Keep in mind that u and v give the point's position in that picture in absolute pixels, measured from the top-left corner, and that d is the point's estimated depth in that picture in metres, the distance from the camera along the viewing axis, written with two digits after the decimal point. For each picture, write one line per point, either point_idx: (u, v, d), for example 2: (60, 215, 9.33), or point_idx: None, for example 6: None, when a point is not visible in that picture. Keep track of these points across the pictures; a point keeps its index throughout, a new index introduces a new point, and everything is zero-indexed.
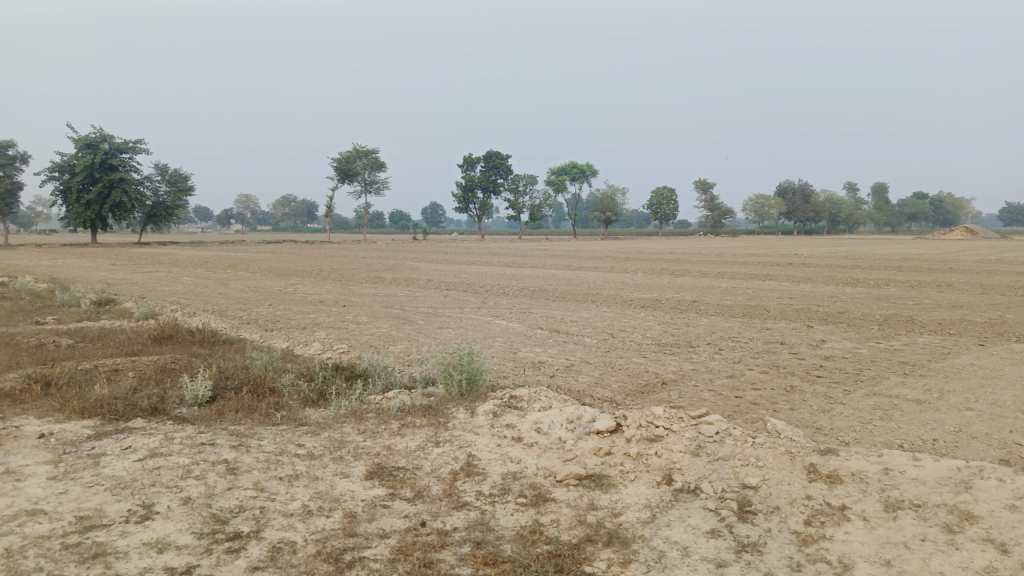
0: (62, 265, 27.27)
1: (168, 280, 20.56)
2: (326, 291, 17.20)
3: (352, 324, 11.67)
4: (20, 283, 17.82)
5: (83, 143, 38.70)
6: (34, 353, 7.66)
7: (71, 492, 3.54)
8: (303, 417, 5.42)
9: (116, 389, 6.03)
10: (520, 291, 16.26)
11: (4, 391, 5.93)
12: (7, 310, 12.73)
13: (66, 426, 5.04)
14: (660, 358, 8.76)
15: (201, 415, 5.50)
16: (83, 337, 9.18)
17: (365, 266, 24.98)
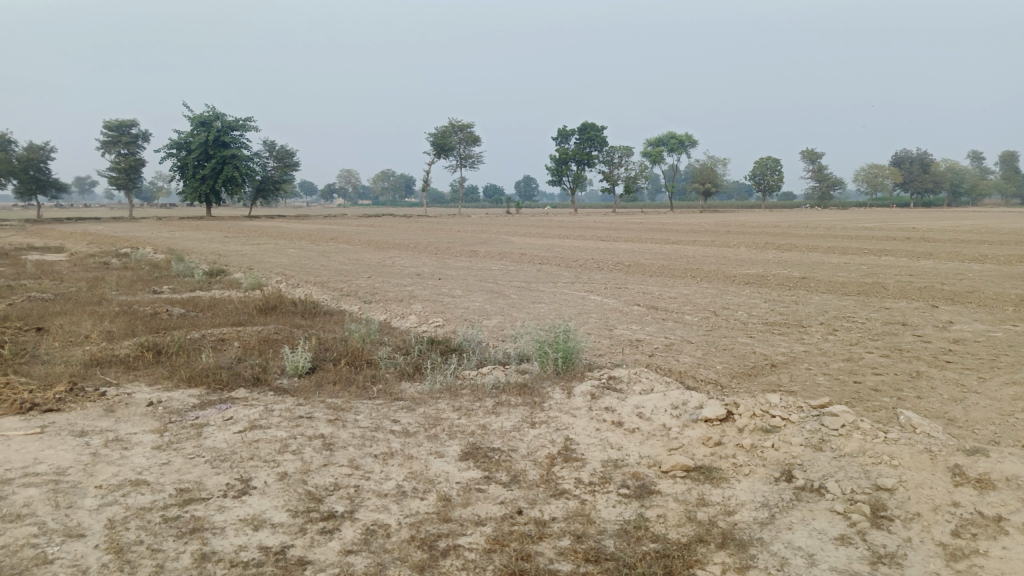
0: (180, 236, 28.91)
1: (274, 252, 21.39)
2: (422, 263, 17.39)
3: (447, 297, 11.67)
4: (142, 253, 18.98)
5: (198, 121, 40.69)
6: (150, 322, 8.02)
7: (173, 464, 3.57)
8: (398, 391, 5.35)
9: (221, 358, 6.18)
10: (616, 266, 15.87)
11: (120, 358, 6.18)
12: (129, 280, 13.51)
13: (173, 395, 5.16)
14: (767, 339, 8.25)
15: (299, 386, 5.53)
16: (195, 306, 9.60)
17: (460, 239, 25.14)
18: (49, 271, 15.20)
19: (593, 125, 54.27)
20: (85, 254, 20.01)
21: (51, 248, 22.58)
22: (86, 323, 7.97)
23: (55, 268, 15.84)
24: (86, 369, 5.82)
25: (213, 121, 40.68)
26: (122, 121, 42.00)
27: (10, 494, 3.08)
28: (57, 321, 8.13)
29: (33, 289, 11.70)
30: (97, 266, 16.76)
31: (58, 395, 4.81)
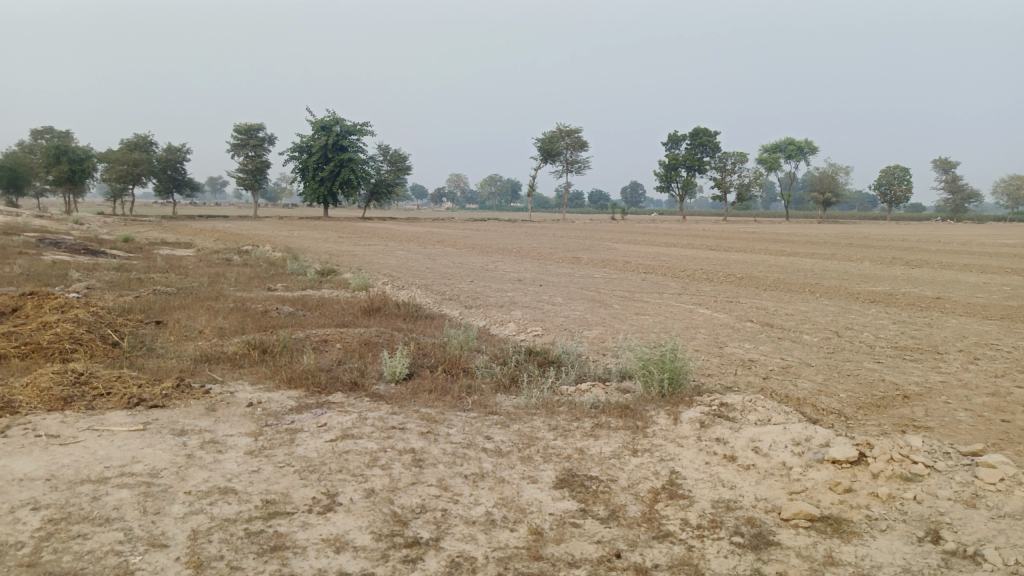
0: (297, 236, 30.19)
1: (383, 253, 21.90)
2: (526, 269, 17.26)
3: (549, 304, 11.43)
4: (261, 251, 19.92)
5: (319, 125, 42.49)
6: (259, 320, 8.20)
7: (262, 472, 3.49)
8: (493, 405, 5.13)
9: (321, 360, 6.17)
10: (727, 278, 15.11)
11: (227, 355, 6.31)
12: (246, 277, 14.08)
13: (272, 396, 5.16)
14: (898, 366, 7.48)
15: (395, 393, 5.42)
16: (303, 305, 9.79)
17: (564, 245, 24.90)
18: (176, 265, 16.11)
19: (705, 131, 52.60)
20: (210, 251, 21.17)
21: (182, 244, 24.09)
22: (201, 318, 8.25)
23: (182, 263, 16.78)
24: (195, 366, 5.95)
25: (332, 126, 42.32)
26: (250, 125, 44.46)
27: (103, 495, 3.07)
28: (176, 315, 8.47)
29: (160, 283, 12.40)
30: (220, 262, 17.70)
31: (165, 391, 4.90)
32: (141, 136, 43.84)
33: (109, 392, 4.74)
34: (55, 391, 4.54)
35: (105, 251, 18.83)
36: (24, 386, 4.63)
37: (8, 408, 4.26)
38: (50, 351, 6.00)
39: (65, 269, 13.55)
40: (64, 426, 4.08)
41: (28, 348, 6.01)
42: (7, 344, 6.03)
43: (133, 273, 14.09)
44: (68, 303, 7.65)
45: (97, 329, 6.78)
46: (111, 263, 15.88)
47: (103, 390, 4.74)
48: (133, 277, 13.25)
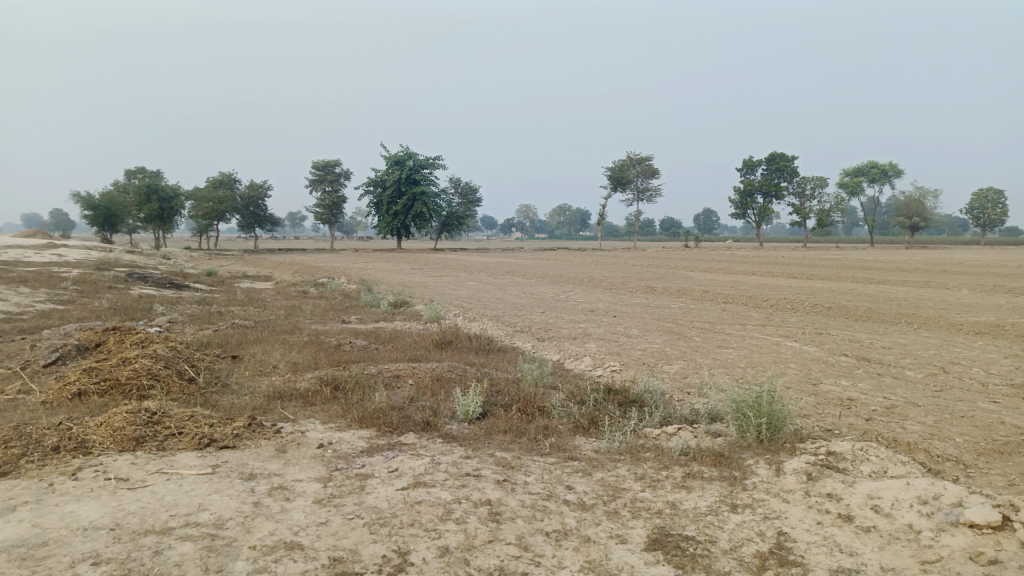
0: (371, 268, 30.65)
1: (454, 285, 21.89)
2: (599, 299, 16.87)
3: (625, 337, 11.00)
4: (336, 283, 20.24)
5: (393, 160, 43.39)
6: (332, 354, 8.10)
7: (331, 524, 3.25)
8: (572, 449, 4.79)
9: (392, 397, 5.96)
10: (813, 308, 14.32)
11: (299, 391, 6.18)
12: (321, 309, 14.21)
13: (343, 435, 4.97)
14: (1018, 406, 6.76)
15: (469, 433, 5.14)
16: (375, 338, 9.70)
17: (636, 274, 24.34)
18: (254, 298, 16.46)
19: (782, 156, 51.14)
20: (288, 283, 21.63)
21: (261, 277, 24.76)
22: (276, 353, 8.23)
23: (260, 296, 17.16)
24: (267, 403, 5.85)
25: (406, 160, 43.14)
26: (327, 161, 45.84)
27: (165, 550, 2.90)
28: (251, 349, 8.48)
29: (239, 316, 12.62)
30: (297, 294, 18.01)
31: (235, 431, 4.78)
32: (226, 174, 45.81)
33: (181, 432, 4.66)
34: (128, 430, 4.49)
35: (189, 285, 19.46)
36: (98, 426, 4.60)
37: (82, 449, 4.22)
38: (128, 387, 6.03)
39: (150, 303, 13.99)
40: (134, 468, 3.98)
41: (108, 384, 6.05)
42: (88, 381, 6.10)
43: (214, 306, 14.41)
44: (149, 338, 7.76)
45: (174, 365, 6.81)
46: (194, 296, 16.36)
47: (175, 430, 4.66)
48: (214, 310, 13.56)
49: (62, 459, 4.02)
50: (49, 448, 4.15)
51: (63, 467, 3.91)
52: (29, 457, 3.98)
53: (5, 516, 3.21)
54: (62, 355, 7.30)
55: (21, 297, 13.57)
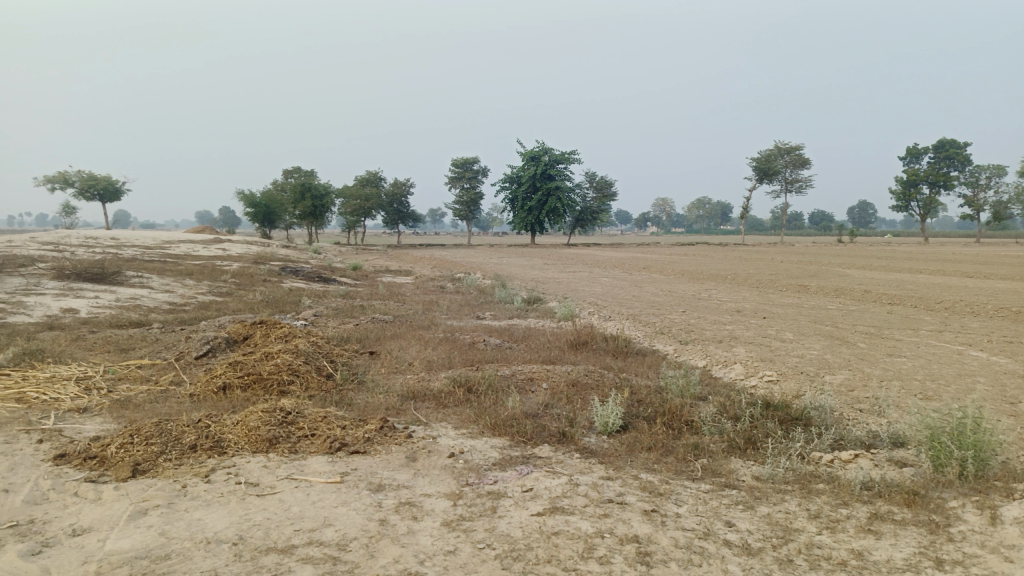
0: (505, 263, 30.76)
1: (589, 281, 21.39)
2: (745, 299, 15.79)
3: (777, 341, 10.07)
4: (472, 278, 20.35)
5: (529, 155, 43.45)
6: (466, 352, 7.88)
7: (460, 554, 2.91)
8: (727, 475, 4.21)
9: (527, 399, 5.59)
10: (998, 312, 12.58)
11: (432, 392, 5.92)
12: (458, 304, 14.21)
13: (475, 441, 4.65)
14: None
15: (609, 448, 4.66)
16: (510, 336, 9.42)
17: (785, 271, 22.72)
18: (394, 292, 16.79)
19: (951, 141, 46.31)
20: (427, 278, 22.05)
21: (401, 271, 25.42)
22: (411, 349, 8.12)
23: (400, 290, 17.50)
24: (400, 402, 5.66)
25: (542, 155, 43.00)
26: (466, 158, 46.54)
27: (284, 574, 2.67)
28: (388, 345, 8.45)
29: (378, 310, 12.82)
30: (435, 289, 18.22)
31: (367, 434, 4.57)
32: (372, 172, 47.85)
33: (314, 434, 4.53)
34: (262, 431, 4.41)
35: (335, 278, 20.24)
36: (235, 424, 4.56)
37: (217, 448, 4.18)
38: (269, 382, 6.08)
39: (299, 296, 14.56)
40: (265, 472, 3.86)
41: (250, 379, 6.14)
42: (233, 375, 6.22)
43: (356, 300, 14.79)
44: (292, 332, 7.90)
45: (313, 361, 6.82)
46: (339, 290, 16.93)
47: (308, 432, 4.54)
48: (356, 303, 13.93)
49: (198, 459, 3.99)
50: (187, 446, 4.13)
51: (198, 467, 3.87)
52: (168, 456, 3.98)
53: (136, 521, 3.14)
54: (213, 348, 7.56)
55: (186, 289, 14.56)
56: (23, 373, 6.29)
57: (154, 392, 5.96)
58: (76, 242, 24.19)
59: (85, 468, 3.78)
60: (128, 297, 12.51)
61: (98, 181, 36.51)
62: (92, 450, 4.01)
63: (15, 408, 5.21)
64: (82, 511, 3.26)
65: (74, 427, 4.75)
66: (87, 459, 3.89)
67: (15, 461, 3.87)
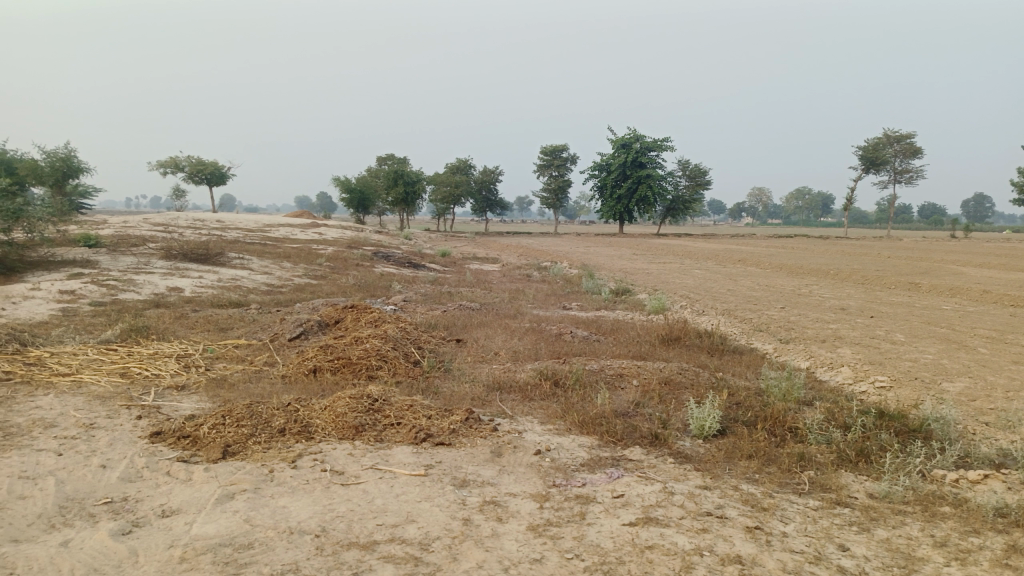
0: (593, 252, 30.37)
1: (680, 273, 20.78)
2: (848, 296, 14.89)
3: (886, 343, 9.37)
4: (559, 267, 20.13)
5: (621, 143, 42.67)
6: (553, 342, 7.69)
7: (547, 564, 2.73)
8: (837, 492, 3.86)
9: (617, 396, 5.35)
10: None
11: (518, 383, 5.71)
12: (544, 294, 14.04)
13: (562, 438, 4.46)
14: None
15: (705, 454, 4.37)
16: (598, 329, 9.16)
17: (893, 267, 21.34)
18: (482, 280, 16.79)
19: None
20: (515, 266, 21.99)
21: (489, 259, 25.50)
22: (498, 338, 8.00)
23: (487, 278, 17.48)
24: (486, 393, 5.54)
25: (633, 142, 42.15)
26: (556, 146, 46.06)
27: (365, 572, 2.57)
28: (474, 333, 8.37)
29: (465, 297, 12.82)
30: (522, 277, 18.13)
31: (452, 425, 4.43)
32: (462, 160, 48.20)
33: (400, 423, 4.43)
34: (349, 418, 4.35)
35: (424, 264, 20.47)
36: (323, 409, 4.53)
37: (305, 433, 4.15)
38: (358, 367, 6.09)
39: (389, 281, 14.77)
40: (350, 461, 3.79)
41: (340, 363, 6.17)
42: (324, 358, 6.28)
43: (444, 286, 14.87)
44: (381, 317, 7.94)
45: (402, 347, 6.80)
46: (428, 276, 17.08)
47: (393, 420, 4.44)
48: (444, 290, 13.98)
49: (285, 443, 3.97)
50: (276, 429, 4.13)
51: (285, 452, 3.85)
52: (257, 438, 3.98)
53: (223, 506, 3.12)
54: (305, 330, 7.69)
55: (283, 271, 15.02)
56: (129, 349, 6.57)
57: (248, 372, 6.08)
58: (185, 225, 25.51)
59: (178, 448, 3.83)
60: (229, 278, 13.00)
61: (206, 166, 38.38)
62: (186, 430, 4.07)
63: (120, 383, 5.42)
64: (172, 491, 3.29)
65: (171, 405, 4.87)
66: (180, 439, 3.95)
67: (115, 437, 3.98)
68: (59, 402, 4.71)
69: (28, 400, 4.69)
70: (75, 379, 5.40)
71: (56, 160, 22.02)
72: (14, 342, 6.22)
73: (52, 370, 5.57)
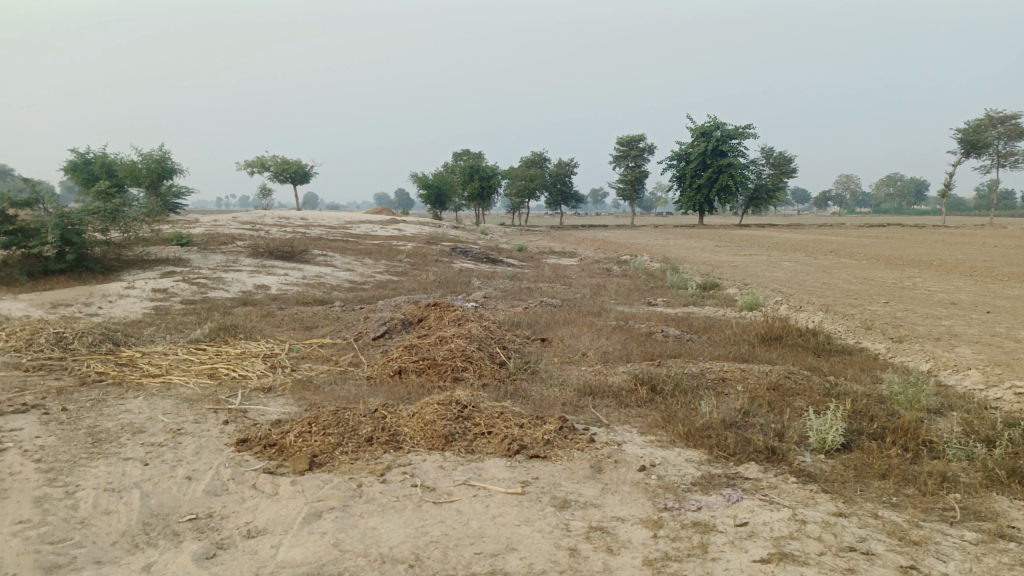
0: (674, 244, 29.45)
1: (769, 265, 19.81)
2: (959, 289, 13.75)
3: (1013, 342, 8.47)
4: (641, 261, 19.54)
5: (700, 131, 41.42)
6: (644, 340, 7.25)
7: None
8: (995, 521, 3.33)
9: (722, 403, 4.91)
10: None
11: (612, 388, 5.30)
12: (628, 289, 13.55)
13: (667, 451, 4.07)
14: None
15: (829, 473, 3.90)
16: (690, 326, 8.66)
17: (1005, 258, 19.71)
18: (562, 275, 16.42)
19: None
20: (594, 260, 21.51)
21: (568, 253, 25.07)
22: (586, 336, 7.64)
23: (566, 272, 17.09)
24: (579, 397, 5.19)
25: (713, 130, 40.79)
26: (632, 136, 45.11)
27: None
28: (560, 331, 8.03)
29: (546, 293, 12.49)
30: (602, 272, 17.66)
31: (547, 436, 4.05)
32: (537, 154, 47.74)
33: (491, 431, 4.06)
34: (438, 425, 4.03)
35: (502, 259, 20.24)
36: (410, 415, 4.27)
37: (393, 442, 3.89)
38: (443, 369, 5.84)
39: (469, 276, 14.59)
40: (440, 475, 3.49)
41: (425, 364, 5.94)
42: (409, 359, 6.08)
43: (524, 282, 14.58)
44: (465, 315, 7.69)
45: (487, 347, 6.51)
46: (507, 271, 16.86)
47: (485, 429, 4.07)
48: (524, 286, 13.69)
49: (373, 454, 3.72)
50: (363, 438, 3.89)
51: (373, 464, 3.60)
52: (344, 448, 3.76)
53: (310, 526, 2.91)
54: (389, 329, 7.53)
55: (365, 268, 15.08)
56: (218, 349, 6.56)
57: (333, 374, 5.94)
58: (271, 223, 26.13)
59: (264, 457, 3.65)
60: (313, 276, 13.09)
61: (290, 166, 39.41)
62: (272, 438, 3.90)
63: (208, 385, 5.36)
64: (258, 507, 3.10)
65: (258, 408, 4.74)
66: (266, 448, 3.78)
67: (201, 445, 3.86)
68: (148, 406, 4.66)
69: (119, 403, 4.65)
70: (165, 380, 5.38)
71: (152, 162, 22.85)
72: (108, 341, 6.30)
73: (143, 371, 5.57)
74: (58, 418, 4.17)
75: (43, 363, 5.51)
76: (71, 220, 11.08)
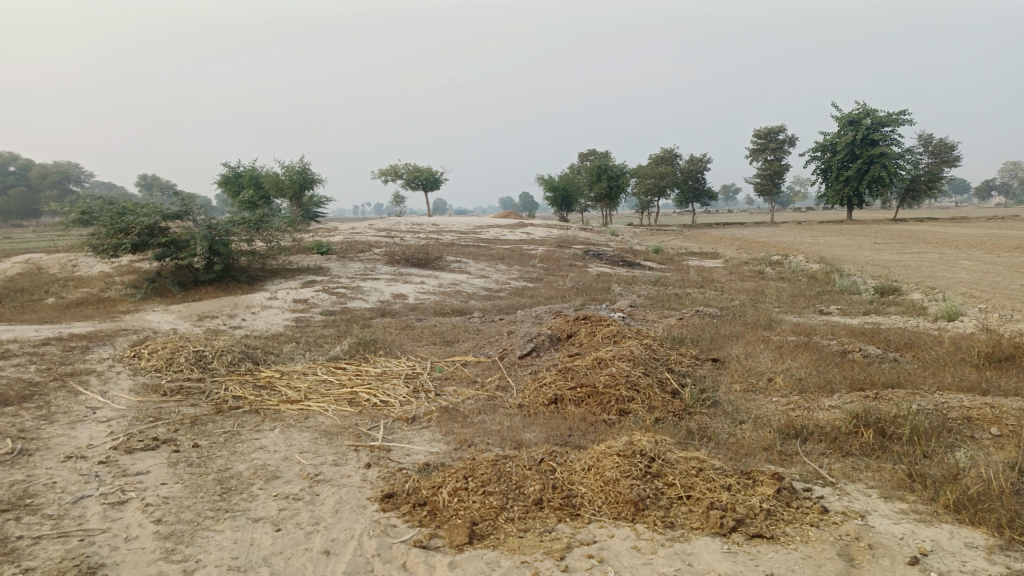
0: (825, 243, 27.02)
1: (948, 265, 17.41)
2: None
3: None
4: (796, 262, 17.78)
5: (847, 120, 38.22)
6: (841, 363, 6.04)
7: None
8: None
9: (984, 456, 3.74)
10: None
11: (827, 430, 4.23)
12: (790, 295, 12.09)
13: (934, 531, 3.02)
14: None
15: None
16: (887, 343, 7.29)
17: None
18: (709, 279, 15.13)
19: None
20: (741, 261, 19.90)
21: (709, 254, 23.48)
22: (765, 354, 6.54)
23: (714, 276, 15.75)
24: (783, 441, 4.17)
25: (863, 117, 37.45)
26: (771, 128, 42.36)
27: None
28: (730, 348, 6.95)
29: (698, 300, 11.34)
30: (754, 275, 16.18)
31: (767, 505, 3.10)
32: (669, 151, 45.81)
33: (690, 495, 3.15)
34: (623, 487, 3.17)
35: (642, 263, 19.15)
36: (585, 469, 3.45)
37: (569, 508, 3.09)
38: (607, 399, 4.95)
39: (609, 282, 13.67)
40: (638, 562, 2.64)
41: (584, 393, 5.08)
42: (565, 385, 5.26)
43: (670, 287, 13.45)
44: (621, 330, 6.78)
45: (654, 370, 5.56)
46: (650, 275, 15.77)
47: (683, 491, 3.17)
48: (672, 292, 12.58)
49: (545, 524, 2.94)
50: (531, 501, 3.12)
51: (547, 539, 2.81)
52: (510, 514, 2.99)
53: None
54: (536, 346, 6.77)
55: (500, 274, 14.52)
56: (358, 368, 6.05)
57: (480, 401, 5.23)
58: (405, 229, 26.37)
59: (414, 524, 2.96)
60: (449, 283, 12.65)
61: (422, 172, 40.06)
62: (421, 494, 3.21)
63: (348, 414, 4.80)
64: None
65: (403, 447, 4.10)
66: (417, 509, 3.10)
67: (341, 500, 3.23)
68: (284, 441, 4.13)
69: (254, 437, 4.16)
70: (303, 408, 4.88)
71: (294, 173, 23.59)
72: (247, 360, 5.96)
73: (281, 396, 5.12)
74: (187, 459, 3.70)
75: (182, 387, 5.19)
76: (218, 231, 11.23)
